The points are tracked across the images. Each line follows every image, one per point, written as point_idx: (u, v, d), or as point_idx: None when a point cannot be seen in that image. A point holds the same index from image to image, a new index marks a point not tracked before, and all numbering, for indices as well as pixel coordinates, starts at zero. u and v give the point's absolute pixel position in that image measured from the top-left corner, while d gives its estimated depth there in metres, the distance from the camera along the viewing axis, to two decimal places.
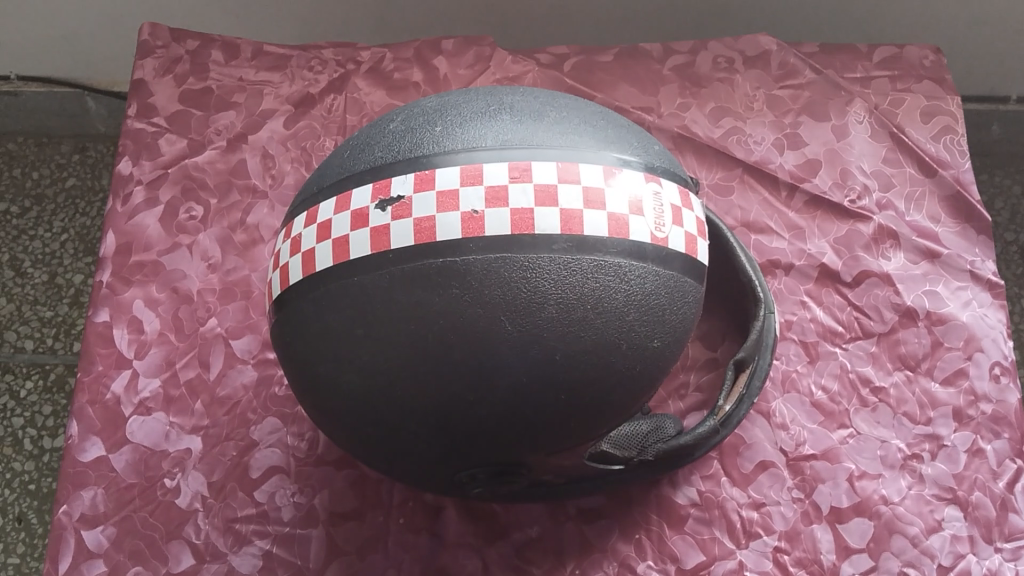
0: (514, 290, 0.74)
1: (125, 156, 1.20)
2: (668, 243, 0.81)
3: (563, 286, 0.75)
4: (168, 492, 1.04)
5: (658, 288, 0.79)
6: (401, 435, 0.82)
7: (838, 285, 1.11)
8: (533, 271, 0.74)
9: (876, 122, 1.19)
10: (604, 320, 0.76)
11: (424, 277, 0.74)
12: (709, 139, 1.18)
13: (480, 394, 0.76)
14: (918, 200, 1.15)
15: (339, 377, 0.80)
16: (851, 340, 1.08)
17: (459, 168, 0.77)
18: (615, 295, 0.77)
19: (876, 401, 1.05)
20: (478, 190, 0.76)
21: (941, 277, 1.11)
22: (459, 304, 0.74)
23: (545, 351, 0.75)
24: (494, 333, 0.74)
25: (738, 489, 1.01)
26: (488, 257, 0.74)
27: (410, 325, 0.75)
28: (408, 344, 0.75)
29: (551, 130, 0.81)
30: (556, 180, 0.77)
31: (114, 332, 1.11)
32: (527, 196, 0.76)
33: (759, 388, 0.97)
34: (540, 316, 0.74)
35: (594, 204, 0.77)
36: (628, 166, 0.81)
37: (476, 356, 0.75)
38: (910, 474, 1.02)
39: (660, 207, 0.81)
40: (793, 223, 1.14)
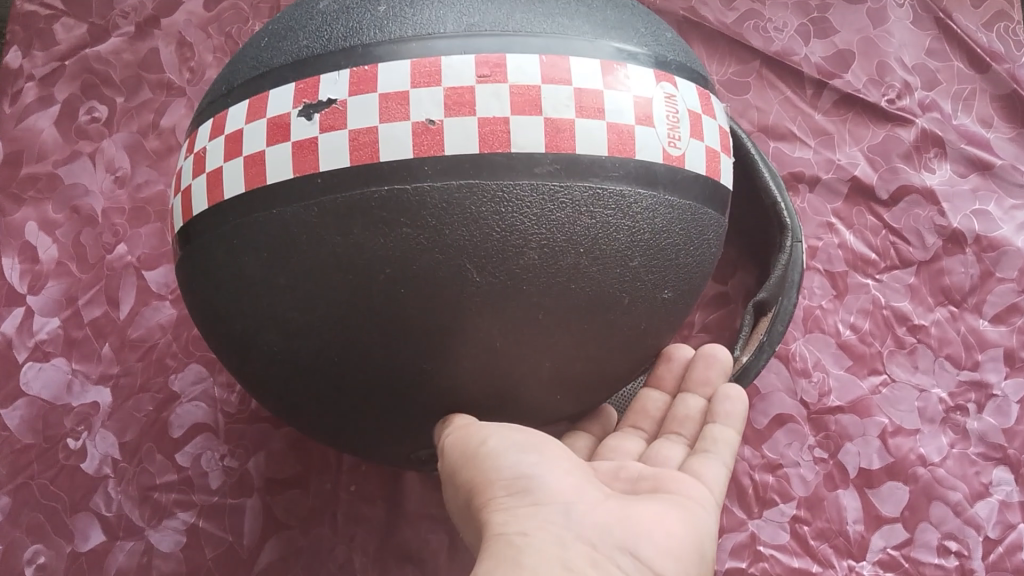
0: (483, 228, 0.55)
1: (14, 45, 0.99)
2: (684, 161, 0.62)
3: (549, 222, 0.56)
4: (72, 454, 0.86)
5: (670, 223, 0.61)
6: (340, 408, 0.64)
7: (872, 204, 0.93)
8: (509, 203, 0.55)
9: (919, 5, 1.00)
10: (602, 267, 0.58)
11: (363, 211, 0.55)
12: (721, 25, 0.98)
13: (439, 362, 0.58)
14: (967, 100, 0.97)
15: (260, 341, 0.62)
16: (886, 270, 0.91)
17: (410, 63, 0.57)
18: (616, 233, 0.58)
19: (914, 342, 0.89)
20: (436, 93, 0.56)
21: (993, 193, 0.93)
22: (411, 245, 0.55)
23: (525, 308, 0.57)
24: (459, 285, 0.56)
25: (751, 447, 0.85)
26: (448, 185, 0.55)
27: (346, 274, 0.56)
28: (345, 300, 0.57)
29: (532, 10, 0.61)
30: (539, 80, 0.57)
31: (3, 261, 0.92)
32: (502, 101, 0.56)
33: (783, 333, 0.80)
34: (519, 262, 0.56)
35: (590, 111, 0.58)
36: (632, 60, 0.62)
37: (433, 314, 0.56)
38: (953, 429, 0.86)
39: (674, 113, 0.62)
40: (820, 127, 0.95)
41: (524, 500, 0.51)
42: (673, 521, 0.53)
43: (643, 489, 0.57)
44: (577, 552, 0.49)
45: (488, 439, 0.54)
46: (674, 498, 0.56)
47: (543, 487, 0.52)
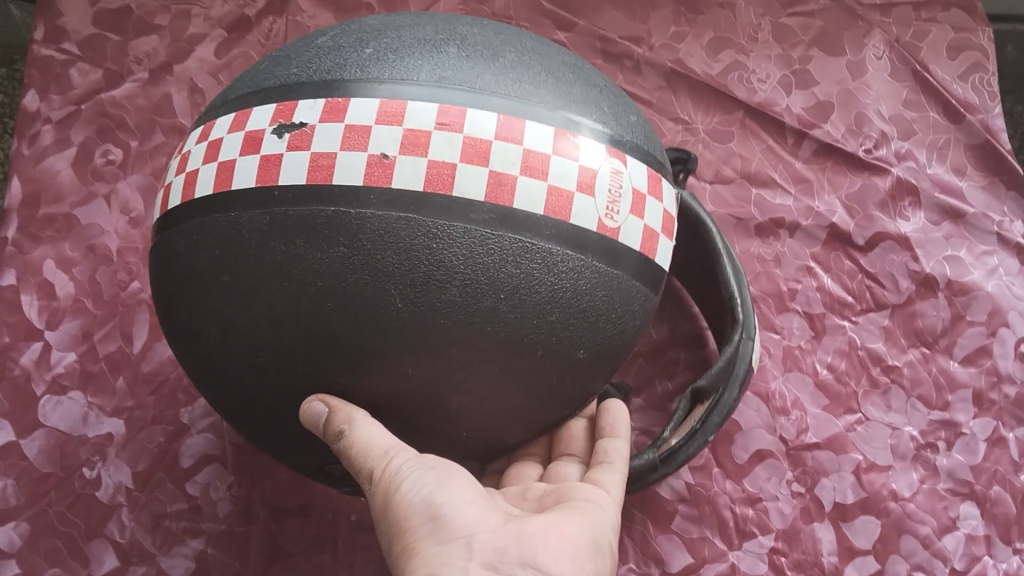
0: (413, 261, 0.55)
1: (32, 87, 1.03)
2: (619, 236, 0.61)
3: (475, 264, 0.56)
4: (88, 483, 0.90)
5: (594, 288, 0.60)
6: (262, 411, 0.63)
7: (850, 249, 0.98)
8: (441, 241, 0.55)
9: (897, 58, 1.05)
10: (519, 318, 0.57)
11: (306, 226, 0.55)
12: (707, 76, 1.03)
13: (354, 383, 0.58)
14: (942, 150, 1.02)
15: (196, 331, 0.61)
16: (861, 312, 0.96)
17: (379, 102, 0.58)
18: (541, 287, 0.58)
19: (888, 383, 0.93)
20: (395, 132, 0.56)
21: (965, 240, 0.98)
22: (341, 265, 0.55)
23: (438, 345, 0.56)
24: (380, 310, 0.55)
25: (732, 481, 0.89)
26: (389, 215, 0.55)
27: (277, 283, 0.56)
28: (272, 311, 0.56)
29: (504, 73, 0.61)
30: (492, 135, 0.57)
31: (22, 297, 0.96)
32: (454, 147, 0.56)
33: (718, 426, 0.78)
34: (439, 295, 0.55)
35: (534, 171, 0.58)
36: (588, 132, 0.61)
37: (353, 336, 0.56)
38: (923, 466, 0.91)
39: (617, 189, 0.61)
40: (800, 175, 1.00)
41: (436, 534, 0.54)
42: (565, 536, 0.59)
43: (548, 502, 0.65)
44: (482, 574, 0.53)
45: (405, 478, 0.55)
46: (563, 513, 0.62)
47: (453, 518, 0.55)
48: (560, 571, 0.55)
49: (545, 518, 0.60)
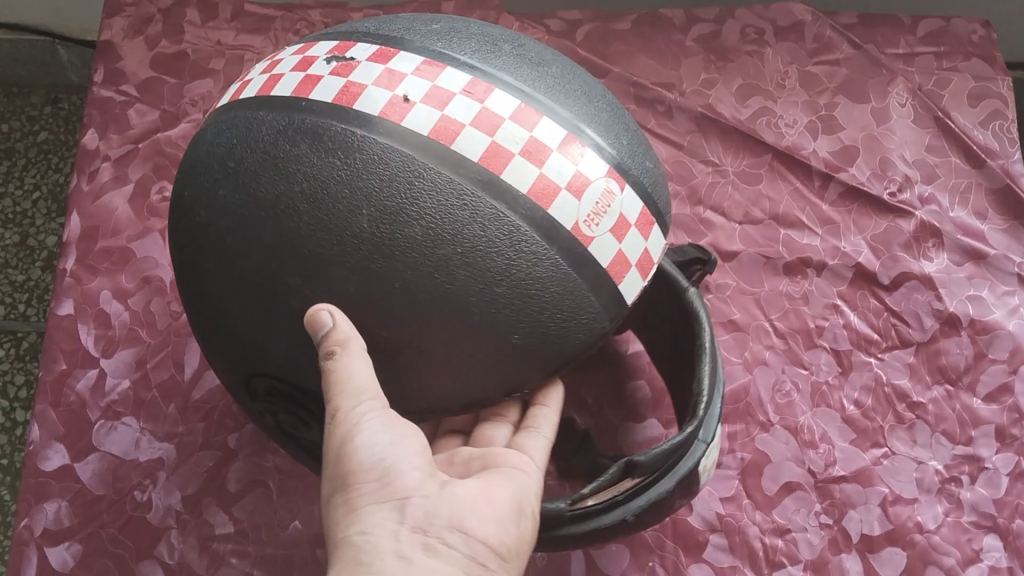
0: (395, 189, 0.58)
1: (91, 127, 1.09)
2: (592, 246, 0.62)
3: (444, 211, 0.58)
4: (139, 506, 0.93)
5: (547, 282, 0.61)
6: (211, 308, 0.65)
7: (875, 288, 1.01)
8: (423, 181, 0.59)
9: (920, 105, 1.09)
10: (465, 278, 0.59)
11: (317, 136, 0.60)
12: (736, 121, 1.07)
13: (300, 298, 0.60)
14: (964, 194, 1.05)
15: (187, 218, 0.65)
16: (887, 349, 0.99)
17: (421, 60, 0.64)
18: (495, 257, 0.59)
19: (913, 418, 0.96)
20: (424, 85, 0.62)
21: (987, 281, 1.01)
22: (330, 175, 0.59)
23: (381, 269, 0.58)
24: (347, 223, 0.58)
25: (761, 512, 0.91)
26: (390, 148, 0.59)
27: (267, 178, 0.60)
28: (251, 198, 0.60)
29: (544, 76, 0.66)
30: (508, 114, 0.62)
31: (80, 327, 1.01)
32: (472, 109, 0.61)
33: (641, 508, 0.74)
34: (396, 220, 0.58)
35: (532, 155, 0.61)
36: (597, 149, 0.64)
37: (315, 246, 0.58)
38: (947, 499, 0.93)
39: (605, 205, 0.63)
40: (827, 216, 1.04)
41: (377, 496, 0.56)
42: (495, 502, 0.60)
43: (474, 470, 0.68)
44: (409, 539, 0.55)
45: (358, 430, 0.56)
46: (493, 480, 0.64)
47: (397, 480, 0.56)
48: (486, 533, 0.58)
49: (476, 482, 0.62)
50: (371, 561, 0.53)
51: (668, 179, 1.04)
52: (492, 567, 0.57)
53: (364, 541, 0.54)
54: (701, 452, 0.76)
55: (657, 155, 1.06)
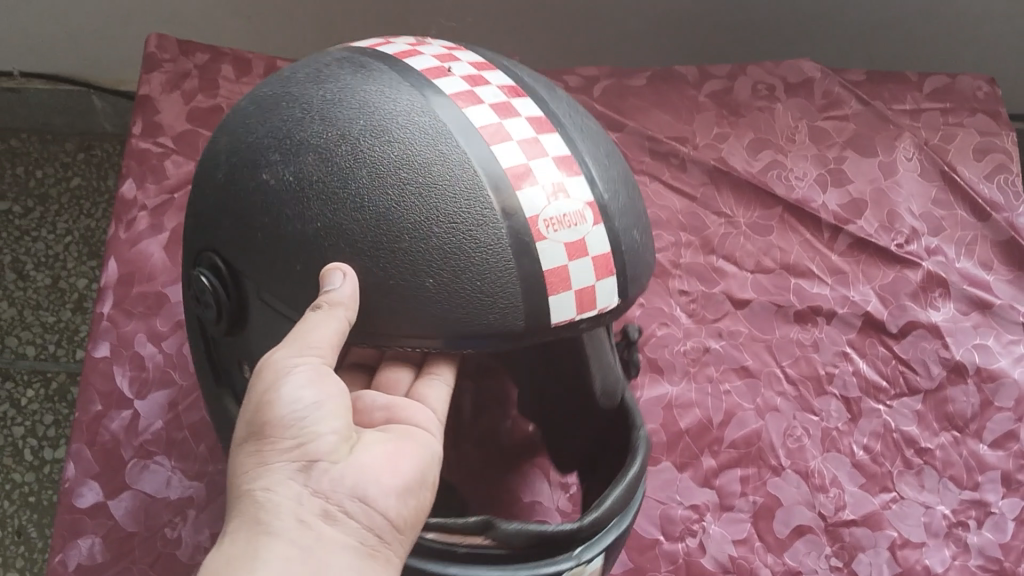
0: (396, 114, 0.66)
1: (129, 177, 1.14)
2: (541, 246, 0.63)
3: (421, 141, 0.64)
4: (170, 542, 0.96)
5: (477, 234, 0.62)
6: (210, 193, 0.73)
7: (884, 336, 1.04)
8: (420, 115, 0.66)
9: (926, 159, 1.12)
10: (408, 200, 0.63)
11: (364, 72, 0.71)
12: (748, 174, 1.11)
13: (274, 180, 0.66)
14: (970, 245, 1.08)
15: (236, 117, 0.75)
16: (895, 396, 1.02)
17: (483, 64, 0.74)
18: (440, 195, 0.63)
19: (921, 464, 0.99)
20: (472, 71, 0.72)
21: (993, 330, 1.04)
22: (354, 92, 0.68)
23: (349, 160, 0.64)
24: (342, 125, 0.66)
25: (774, 555, 0.94)
26: (412, 89, 0.68)
27: (308, 87, 0.70)
28: (296, 95, 0.70)
29: (580, 121, 0.73)
30: (529, 114, 0.68)
31: (115, 369, 1.05)
32: (500, 95, 0.69)
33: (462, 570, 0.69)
34: (381, 130, 0.65)
35: (529, 143, 0.66)
36: (590, 183, 0.67)
37: (309, 135, 0.66)
38: (955, 543, 0.95)
39: (573, 220, 0.64)
40: (836, 266, 1.07)
41: (286, 455, 0.57)
42: (401, 478, 0.61)
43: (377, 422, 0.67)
44: (310, 503, 0.56)
45: (283, 382, 0.58)
46: (399, 442, 0.63)
47: (312, 443, 0.58)
48: (385, 506, 0.59)
49: (388, 447, 0.62)
50: (271, 520, 0.55)
51: (682, 230, 1.09)
52: (387, 541, 0.59)
53: (265, 499, 0.56)
54: (568, 565, 0.70)
55: (670, 207, 1.10)
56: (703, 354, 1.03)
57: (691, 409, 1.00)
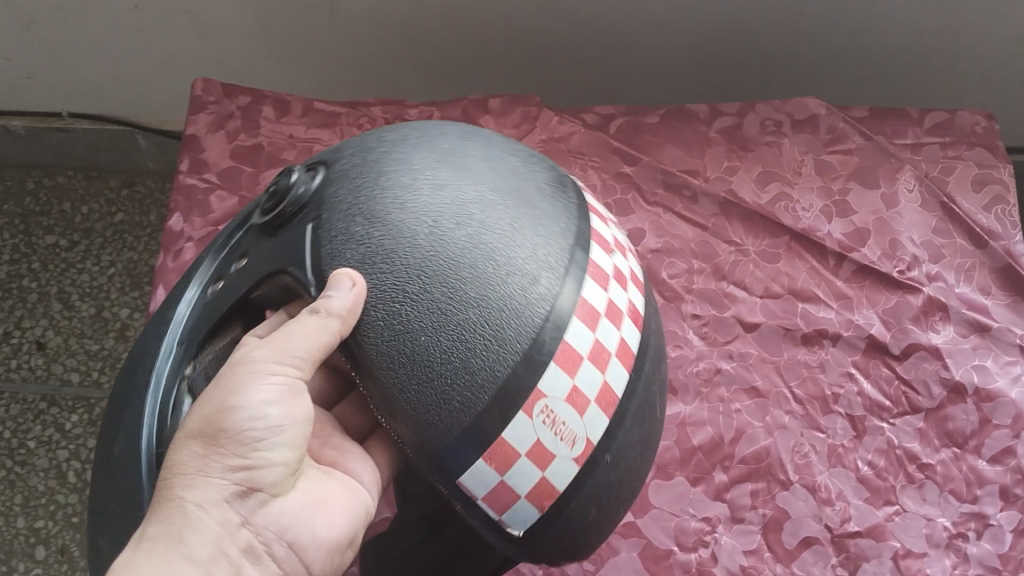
0: (539, 239, 0.71)
1: (177, 212, 1.22)
2: (520, 422, 0.68)
3: (530, 274, 0.69)
4: None
5: (489, 353, 0.68)
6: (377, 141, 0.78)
7: (886, 358, 1.10)
8: (554, 254, 0.71)
9: (926, 191, 1.18)
10: (475, 304, 0.68)
11: (559, 195, 0.76)
12: (757, 205, 1.18)
13: (413, 190, 0.72)
14: (969, 271, 1.14)
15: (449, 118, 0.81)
16: (898, 415, 1.07)
17: (637, 279, 0.79)
18: (506, 324, 0.68)
19: (923, 478, 1.04)
20: (627, 274, 0.77)
21: (991, 351, 1.10)
22: (532, 198, 0.74)
23: (481, 220, 0.70)
24: (494, 211, 0.71)
25: (782, 565, 0.99)
26: (571, 234, 0.73)
27: (508, 165, 0.76)
28: (497, 150, 0.78)
29: (651, 370, 0.78)
30: (626, 335, 0.74)
31: None
32: (624, 303, 0.75)
33: None
34: (522, 224, 0.71)
35: (600, 355, 0.71)
36: (601, 429, 0.71)
37: (468, 196, 0.72)
38: (955, 553, 1.00)
39: (559, 438, 0.69)
40: (841, 292, 1.13)
41: (228, 470, 0.64)
42: (321, 528, 0.70)
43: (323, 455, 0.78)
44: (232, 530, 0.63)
45: (247, 400, 0.64)
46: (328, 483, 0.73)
47: (254, 468, 0.64)
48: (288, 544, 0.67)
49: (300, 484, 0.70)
50: (194, 539, 0.61)
51: (694, 258, 1.15)
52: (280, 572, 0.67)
53: (196, 517, 0.62)
54: None
55: (683, 237, 1.17)
56: (715, 374, 1.09)
57: (704, 427, 1.07)
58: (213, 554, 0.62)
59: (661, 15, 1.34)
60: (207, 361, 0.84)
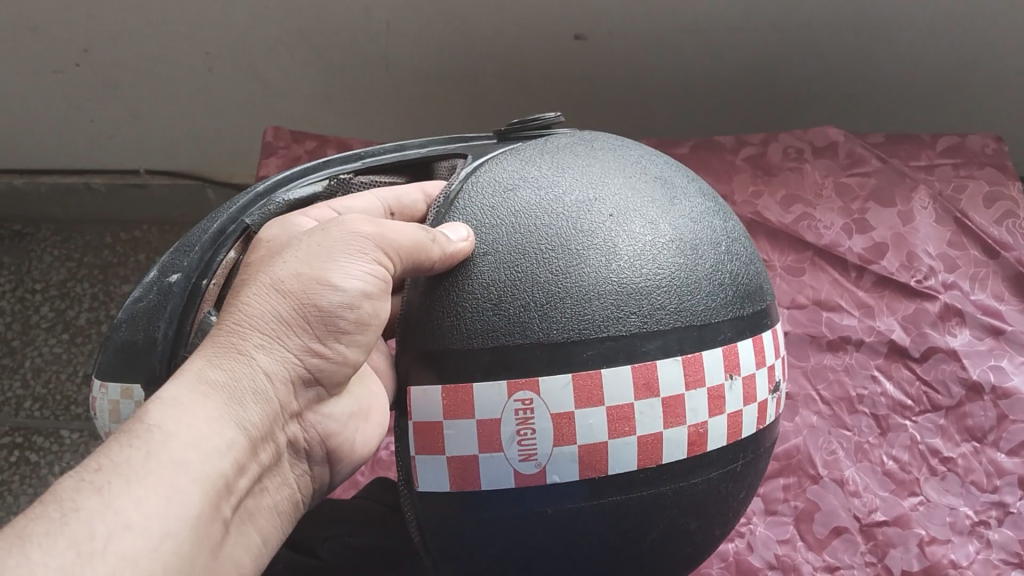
0: (662, 293, 0.68)
1: None
2: (483, 401, 0.65)
3: (625, 307, 0.67)
4: None
5: (531, 319, 0.66)
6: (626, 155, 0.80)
7: (907, 360, 1.18)
8: (666, 313, 0.68)
9: (940, 208, 1.27)
10: (560, 279, 0.67)
11: (733, 286, 0.73)
12: (782, 225, 1.27)
13: (601, 189, 0.73)
14: (983, 280, 1.22)
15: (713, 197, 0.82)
16: (920, 413, 1.15)
17: (740, 424, 0.72)
18: (563, 314, 0.66)
19: (945, 470, 1.11)
20: (735, 402, 0.71)
21: (1006, 352, 1.17)
22: (696, 263, 0.71)
23: (630, 232, 0.70)
24: (648, 246, 0.70)
25: (814, 552, 1.06)
26: (701, 318, 0.69)
27: (707, 229, 0.74)
28: (718, 226, 0.76)
29: (670, 506, 0.69)
30: (671, 433, 0.67)
31: None
32: (699, 415, 0.68)
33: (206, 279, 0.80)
34: (660, 261, 0.69)
35: (625, 418, 0.66)
36: (564, 476, 0.66)
37: (639, 222, 0.71)
38: (978, 539, 1.06)
39: (511, 444, 0.66)
40: (863, 301, 1.22)
41: (303, 350, 0.61)
42: (355, 442, 0.72)
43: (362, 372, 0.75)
44: (278, 413, 0.62)
45: (342, 277, 0.62)
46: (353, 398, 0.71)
47: (322, 358, 0.63)
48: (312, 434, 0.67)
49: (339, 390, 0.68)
50: (248, 409, 0.60)
51: None
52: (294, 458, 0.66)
53: (260, 386, 0.60)
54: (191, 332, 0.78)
55: None
56: None
57: None
58: (264, 429, 0.61)
59: (688, 61, 1.46)
60: (361, 182, 0.89)
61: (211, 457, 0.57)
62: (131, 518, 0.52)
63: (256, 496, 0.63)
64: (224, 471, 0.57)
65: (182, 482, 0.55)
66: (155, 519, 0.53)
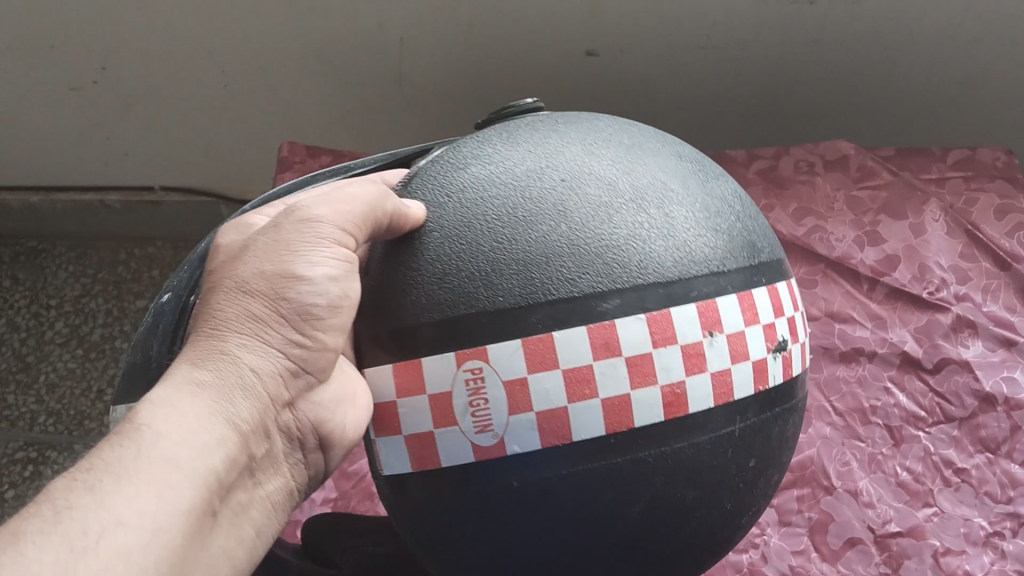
0: (618, 247, 0.66)
1: None
2: (431, 370, 0.66)
3: (574, 262, 0.65)
4: None
5: (476, 288, 0.66)
6: (601, 125, 0.79)
7: (920, 371, 1.18)
8: (623, 266, 0.65)
9: (951, 220, 1.28)
10: (504, 245, 0.66)
11: (710, 240, 0.70)
12: (794, 237, 1.28)
13: (557, 156, 0.72)
14: (995, 292, 1.23)
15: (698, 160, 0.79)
16: (933, 424, 1.15)
17: (733, 386, 0.68)
18: (510, 278, 0.65)
19: (959, 481, 1.11)
20: (721, 360, 0.67)
21: (1018, 363, 1.18)
22: (660, 216, 0.69)
23: (582, 192, 0.68)
24: (604, 203, 0.68)
25: (827, 563, 1.06)
26: (669, 271, 0.66)
27: (676, 185, 0.72)
28: (693, 182, 0.74)
29: (667, 482, 0.66)
30: (643, 395, 0.65)
31: None
32: (673, 375, 0.65)
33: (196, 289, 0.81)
34: (615, 217, 0.67)
35: (583, 380, 0.64)
36: (529, 446, 0.65)
37: (594, 182, 0.69)
38: (992, 551, 1.06)
39: (462, 413, 0.66)
40: (876, 313, 1.22)
41: (287, 342, 0.61)
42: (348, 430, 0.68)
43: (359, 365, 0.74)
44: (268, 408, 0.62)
45: (311, 262, 0.62)
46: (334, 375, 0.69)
47: (303, 348, 0.63)
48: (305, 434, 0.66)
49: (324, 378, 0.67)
50: (240, 407, 0.60)
51: None
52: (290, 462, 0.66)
53: (251, 383, 0.60)
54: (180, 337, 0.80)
55: None
56: None
57: None
58: (255, 423, 0.61)
59: (699, 77, 1.47)
60: None
61: (202, 453, 0.56)
62: (123, 515, 0.51)
63: (250, 489, 0.62)
64: (216, 467, 0.57)
65: (174, 479, 0.54)
66: (146, 514, 0.52)
